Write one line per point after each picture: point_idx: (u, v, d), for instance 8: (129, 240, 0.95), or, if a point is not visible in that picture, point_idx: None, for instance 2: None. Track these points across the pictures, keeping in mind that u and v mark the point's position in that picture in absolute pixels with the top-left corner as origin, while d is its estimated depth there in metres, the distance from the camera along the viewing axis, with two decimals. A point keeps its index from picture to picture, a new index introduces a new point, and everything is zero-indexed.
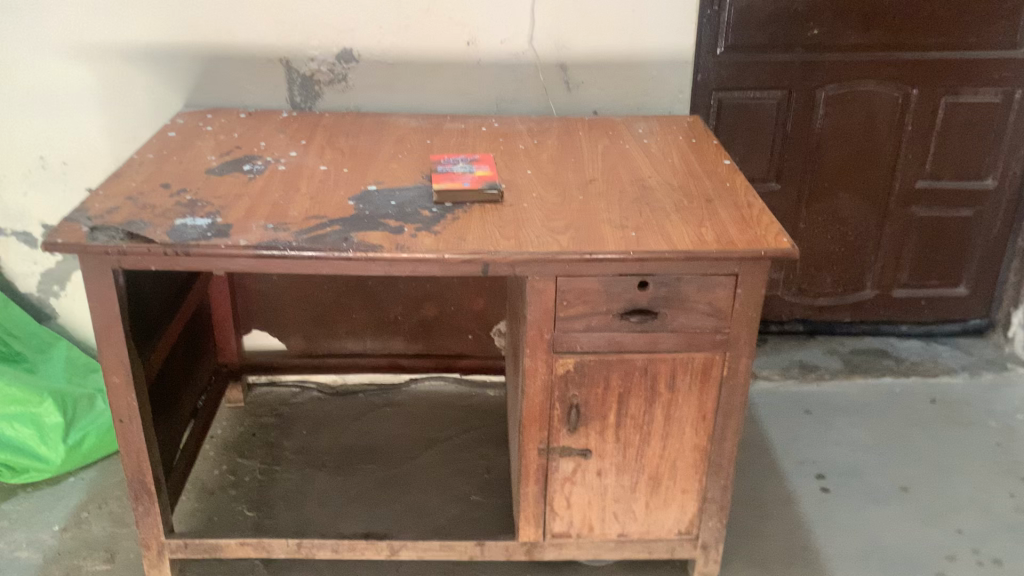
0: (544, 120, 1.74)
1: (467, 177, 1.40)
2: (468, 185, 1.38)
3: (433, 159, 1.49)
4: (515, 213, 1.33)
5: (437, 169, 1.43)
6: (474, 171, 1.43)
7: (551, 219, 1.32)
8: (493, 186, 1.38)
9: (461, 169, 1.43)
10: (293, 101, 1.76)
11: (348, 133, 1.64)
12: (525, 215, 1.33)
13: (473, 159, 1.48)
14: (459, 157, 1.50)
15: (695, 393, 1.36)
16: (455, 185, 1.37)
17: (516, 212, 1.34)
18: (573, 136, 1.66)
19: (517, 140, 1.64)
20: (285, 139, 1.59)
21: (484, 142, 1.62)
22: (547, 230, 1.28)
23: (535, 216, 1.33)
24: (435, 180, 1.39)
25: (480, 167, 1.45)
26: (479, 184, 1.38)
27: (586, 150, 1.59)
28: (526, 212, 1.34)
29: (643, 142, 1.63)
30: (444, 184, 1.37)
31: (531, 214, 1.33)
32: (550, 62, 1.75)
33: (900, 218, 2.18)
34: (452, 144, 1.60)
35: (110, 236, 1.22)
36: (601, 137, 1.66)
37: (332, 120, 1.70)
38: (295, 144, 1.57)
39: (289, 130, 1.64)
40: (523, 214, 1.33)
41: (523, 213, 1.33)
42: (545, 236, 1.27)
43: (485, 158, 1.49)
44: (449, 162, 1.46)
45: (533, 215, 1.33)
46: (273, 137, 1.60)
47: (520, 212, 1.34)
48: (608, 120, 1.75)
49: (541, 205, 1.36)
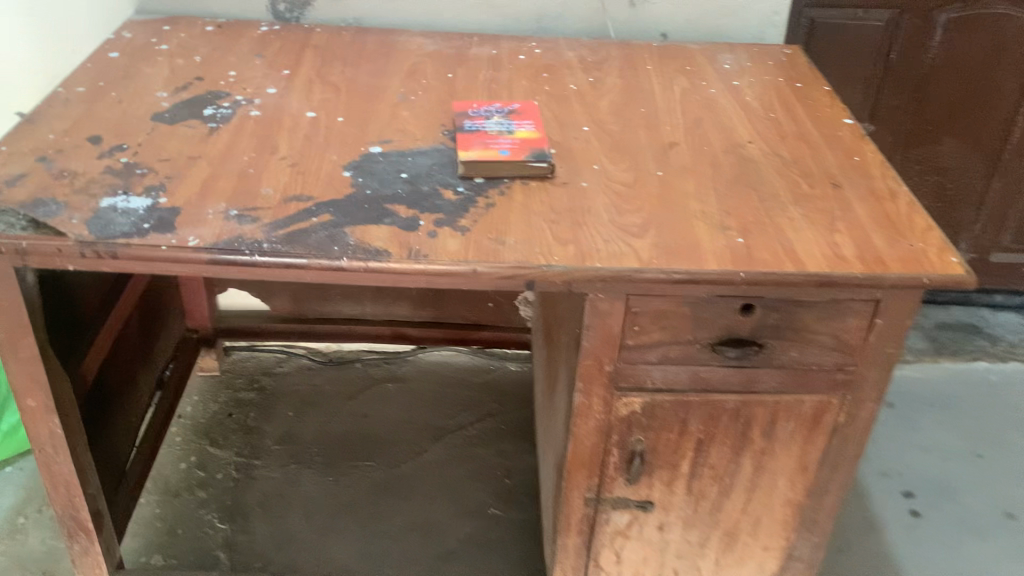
0: (598, 46, 1.34)
1: (505, 143, 1.02)
2: (505, 156, 1.00)
3: (458, 106, 1.12)
4: (573, 198, 0.97)
5: (464, 127, 1.05)
6: (514, 132, 1.05)
7: (623, 210, 0.96)
8: (541, 157, 1.01)
9: (496, 128, 1.05)
10: (274, 10, 1.37)
11: (346, 59, 1.25)
12: (586, 201, 0.97)
13: (512, 110, 1.10)
14: (493, 104, 1.11)
15: (796, 442, 1.04)
16: (487, 155, 1.00)
17: (574, 195, 0.98)
18: (639, 71, 1.27)
19: (565, 74, 1.25)
20: (262, 68, 1.21)
21: (524, 79, 1.23)
22: (619, 229, 0.93)
23: (600, 204, 0.96)
24: (461, 145, 1.02)
25: (522, 125, 1.06)
26: (521, 156, 1.00)
27: (658, 94, 1.21)
28: (587, 197, 0.98)
29: (732, 85, 1.24)
30: (473, 152, 1.00)
31: (594, 202, 0.97)
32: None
33: (1012, 171, 1.80)
34: (481, 80, 1.22)
35: (6, 224, 0.86)
36: (675, 74, 1.27)
37: (324, 40, 1.31)
38: (276, 75, 1.19)
39: (268, 53, 1.25)
40: (585, 200, 0.97)
41: (584, 200, 0.97)
42: (618, 237, 0.91)
43: (528, 109, 1.11)
44: (480, 116, 1.08)
45: (597, 202, 0.97)
46: (246, 64, 1.22)
47: (579, 197, 0.98)
48: (681, 49, 1.36)
49: (607, 184, 1.00)
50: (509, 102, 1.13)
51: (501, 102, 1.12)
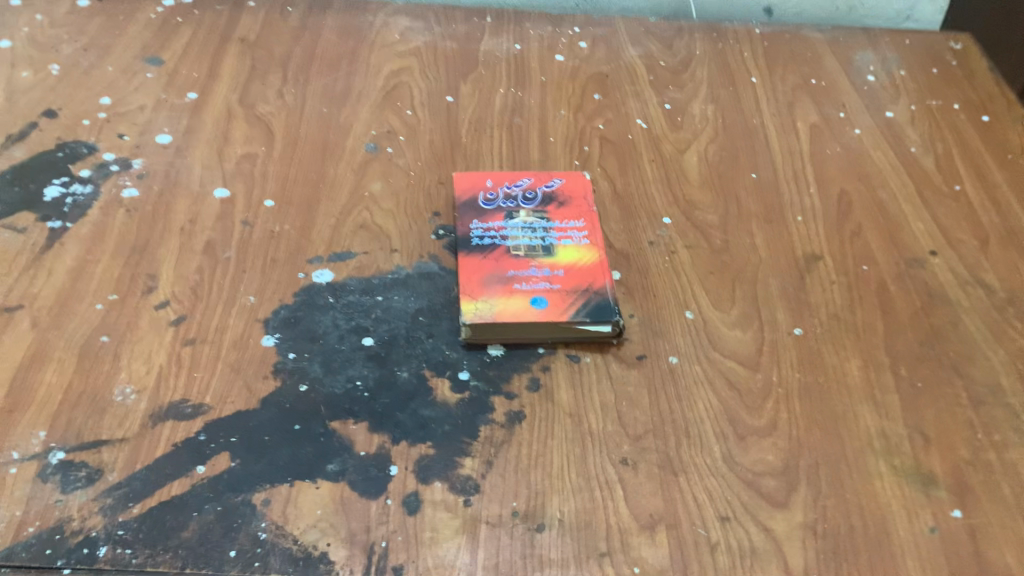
0: (671, 35, 0.89)
1: (540, 282, 0.61)
2: (541, 313, 0.58)
3: (463, 180, 0.68)
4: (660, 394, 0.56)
5: (471, 242, 0.63)
6: (555, 256, 0.63)
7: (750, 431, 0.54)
8: (602, 310, 0.59)
9: (524, 245, 0.63)
10: None
11: (289, 67, 0.81)
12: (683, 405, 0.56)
13: (548, 197, 0.67)
14: (519, 181, 0.69)
15: None
16: (510, 311, 0.58)
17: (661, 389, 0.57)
18: (740, 88, 0.83)
19: (628, 96, 0.81)
20: (155, 90, 0.77)
21: (564, 106, 0.80)
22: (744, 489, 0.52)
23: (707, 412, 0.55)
24: (465, 288, 0.60)
25: (566, 237, 0.64)
26: (567, 313, 0.58)
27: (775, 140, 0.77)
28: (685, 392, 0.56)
29: (886, 117, 0.81)
30: (486, 305, 0.59)
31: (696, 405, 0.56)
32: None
33: None
34: (499, 111, 0.79)
35: None
36: (795, 94, 0.83)
37: (258, 25, 0.86)
38: (174, 105, 0.76)
39: (169, 56, 0.81)
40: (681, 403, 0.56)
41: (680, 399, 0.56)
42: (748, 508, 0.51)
43: (575, 195, 0.68)
44: (496, 215, 0.66)
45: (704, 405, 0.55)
46: (131, 83, 0.78)
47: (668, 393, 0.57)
48: (797, 40, 0.90)
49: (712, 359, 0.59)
50: (544, 173, 0.70)
51: (531, 174, 0.69)
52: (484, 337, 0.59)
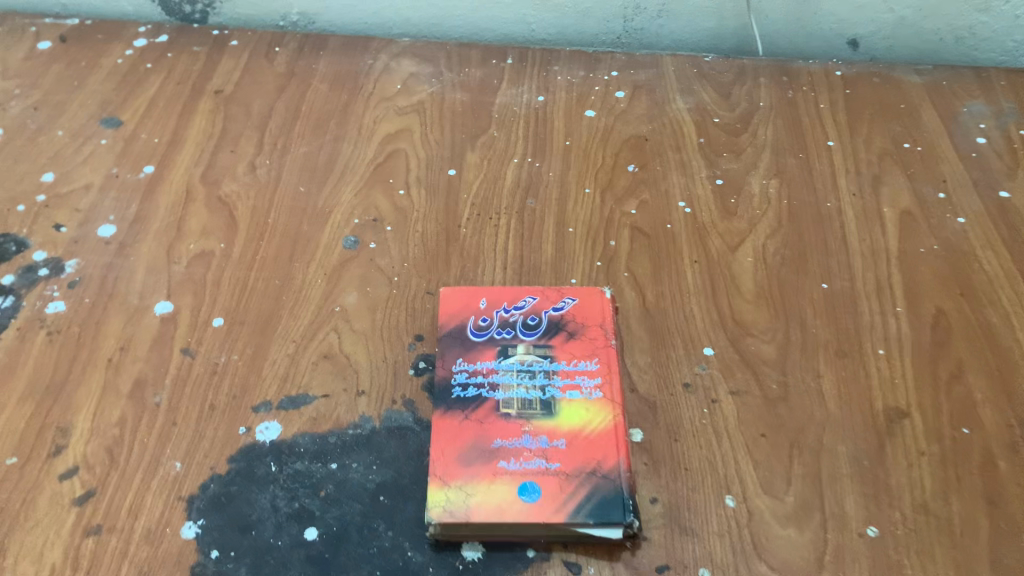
0: (730, 81, 0.73)
1: (533, 458, 0.47)
2: (529, 509, 0.45)
3: (450, 298, 0.55)
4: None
5: (451, 392, 0.50)
6: (556, 418, 0.49)
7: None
8: (611, 505, 0.45)
9: (518, 400, 0.50)
10: None
11: (266, 130, 0.69)
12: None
13: (556, 326, 0.54)
14: (520, 302, 0.55)
15: None
16: (490, 506, 0.45)
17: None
18: (812, 155, 0.67)
19: (671, 167, 0.66)
20: (106, 162, 0.66)
21: (590, 180, 0.65)
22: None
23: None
24: (435, 466, 0.47)
25: (573, 388, 0.51)
26: (564, 510, 0.45)
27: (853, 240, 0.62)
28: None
29: (1000, 199, 0.64)
30: (460, 494, 0.46)
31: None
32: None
33: None
34: (511, 189, 0.64)
35: None
36: (882, 164, 0.66)
37: (237, 74, 0.73)
38: (125, 183, 0.64)
39: (130, 115, 0.69)
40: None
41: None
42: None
43: (590, 322, 0.54)
44: (487, 353, 0.52)
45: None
46: (81, 152, 0.66)
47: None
48: (888, 83, 0.73)
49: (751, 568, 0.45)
50: (553, 289, 0.56)
51: (537, 291, 0.56)
52: (456, 535, 0.46)
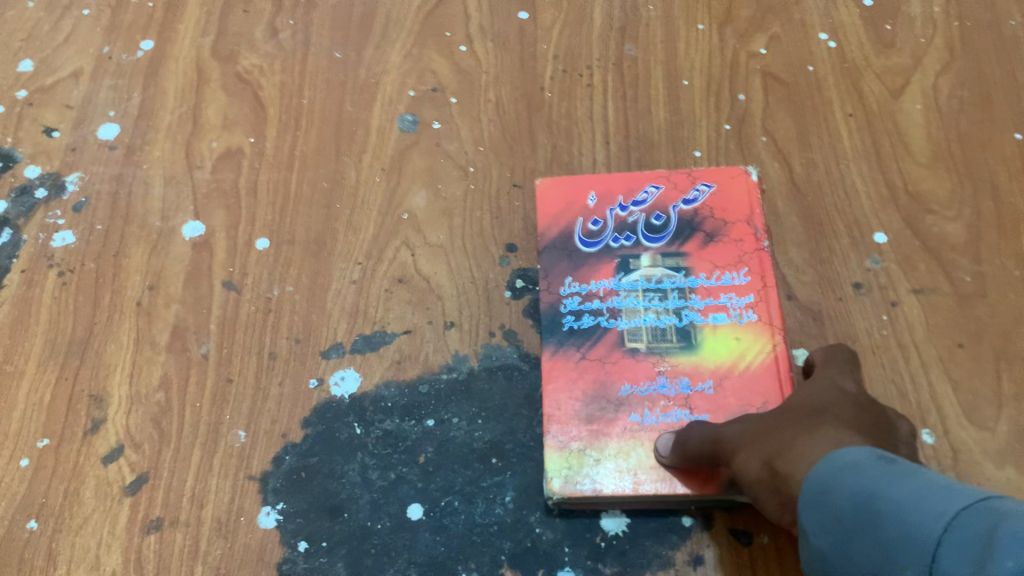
0: None
1: (672, 408, 0.38)
2: (672, 476, 0.36)
3: (548, 194, 0.43)
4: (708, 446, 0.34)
5: (562, 325, 0.40)
6: (700, 353, 0.39)
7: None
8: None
9: (647, 331, 0.39)
10: None
11: None
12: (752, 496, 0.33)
13: (689, 226, 0.42)
14: (638, 194, 0.43)
15: None
16: (627, 475, 0.36)
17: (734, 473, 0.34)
18: None
19: None
20: (94, 39, 0.53)
21: (701, 14, 0.51)
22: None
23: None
24: (552, 424, 0.38)
25: (718, 311, 0.39)
26: (720, 475, 0.35)
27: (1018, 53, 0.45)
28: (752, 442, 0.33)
29: None
30: (588, 461, 0.37)
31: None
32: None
33: None
34: (602, 33, 0.51)
35: None
36: None
37: None
38: (121, 66, 0.52)
39: None
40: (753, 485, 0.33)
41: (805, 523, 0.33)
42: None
43: (733, 217, 0.42)
44: (603, 270, 0.41)
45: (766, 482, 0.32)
46: (60, 29, 0.53)
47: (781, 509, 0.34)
48: None
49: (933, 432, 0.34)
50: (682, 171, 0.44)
51: (661, 177, 0.43)
52: (585, 507, 0.37)
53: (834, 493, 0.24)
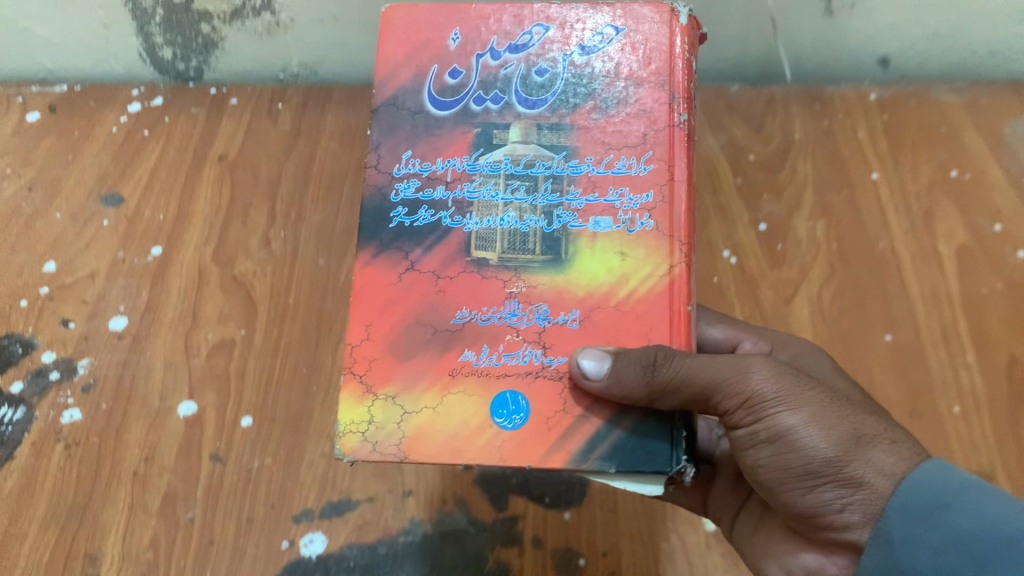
0: (761, 111, 0.69)
1: (517, 350, 0.38)
2: (506, 442, 0.37)
3: (395, 16, 0.42)
4: (700, 378, 0.36)
5: (389, 223, 0.40)
6: (570, 269, 0.39)
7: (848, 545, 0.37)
8: (648, 446, 0.37)
9: (500, 237, 0.39)
10: (153, 58, 0.74)
11: (277, 197, 0.65)
12: (767, 432, 0.37)
13: (582, 82, 0.41)
14: (521, 34, 0.42)
15: None
16: (440, 436, 0.37)
17: (697, 403, 0.37)
18: (857, 191, 0.64)
19: (710, 212, 0.63)
20: (111, 245, 0.62)
21: None
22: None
23: (797, 486, 0.37)
24: (361, 371, 0.38)
25: (605, 213, 0.39)
26: (564, 451, 0.37)
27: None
28: (764, 383, 0.37)
29: None
30: (393, 420, 0.38)
31: (772, 486, 0.38)
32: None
33: None
34: None
35: None
36: (931, 197, 0.64)
37: (239, 136, 0.69)
38: (133, 267, 0.60)
39: (131, 190, 0.65)
40: (754, 416, 0.37)
41: (762, 458, 0.38)
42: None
43: (648, 79, 0.41)
44: (460, 143, 0.41)
45: (807, 450, 0.36)
46: (83, 235, 0.62)
47: (750, 446, 0.38)
48: (926, 105, 0.71)
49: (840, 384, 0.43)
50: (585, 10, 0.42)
51: (553, 15, 0.42)
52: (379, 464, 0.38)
53: (948, 519, 0.34)
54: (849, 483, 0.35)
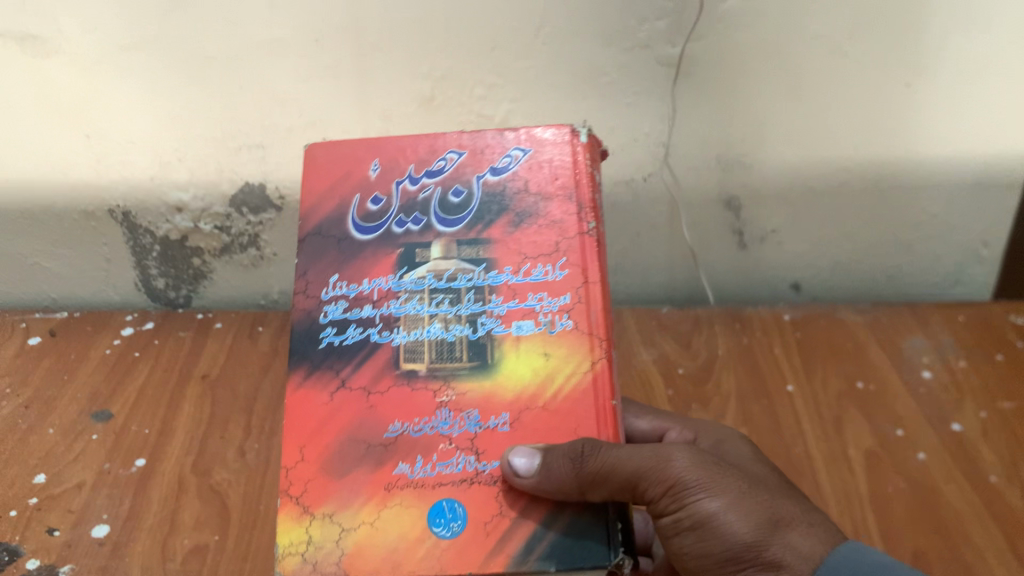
0: (687, 332, 0.79)
1: (450, 458, 0.46)
2: (443, 547, 0.44)
3: (317, 154, 0.53)
4: (625, 469, 0.44)
5: (320, 343, 0.49)
6: (496, 374, 0.48)
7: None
8: (584, 549, 0.43)
9: (428, 350, 0.48)
10: (148, 287, 0.84)
11: (253, 412, 0.72)
12: (690, 517, 0.45)
13: (495, 204, 0.51)
14: (436, 162, 0.52)
15: None
16: (381, 550, 0.44)
17: (625, 491, 0.44)
18: (775, 401, 0.72)
19: None
20: (98, 458, 0.67)
21: None
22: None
23: (718, 565, 0.46)
24: (297, 493, 0.46)
25: (526, 316, 0.49)
26: (505, 556, 0.43)
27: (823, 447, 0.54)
28: (682, 472, 0.45)
29: (954, 436, 0.69)
30: (330, 539, 0.45)
31: (694, 560, 0.47)
32: (696, 148, 0.78)
33: None
34: None
35: None
36: (841, 406, 0.72)
37: (221, 357, 0.78)
38: (117, 478, 0.66)
39: (120, 406, 0.72)
40: (676, 500, 0.45)
41: (686, 537, 0.46)
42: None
43: (552, 193, 0.51)
44: (386, 263, 0.50)
45: (727, 535, 0.45)
46: (73, 449, 0.68)
47: (673, 526, 0.46)
48: (832, 324, 0.81)
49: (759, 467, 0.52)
50: (495, 141, 0.53)
51: (465, 143, 0.52)
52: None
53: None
54: (770, 564, 0.44)
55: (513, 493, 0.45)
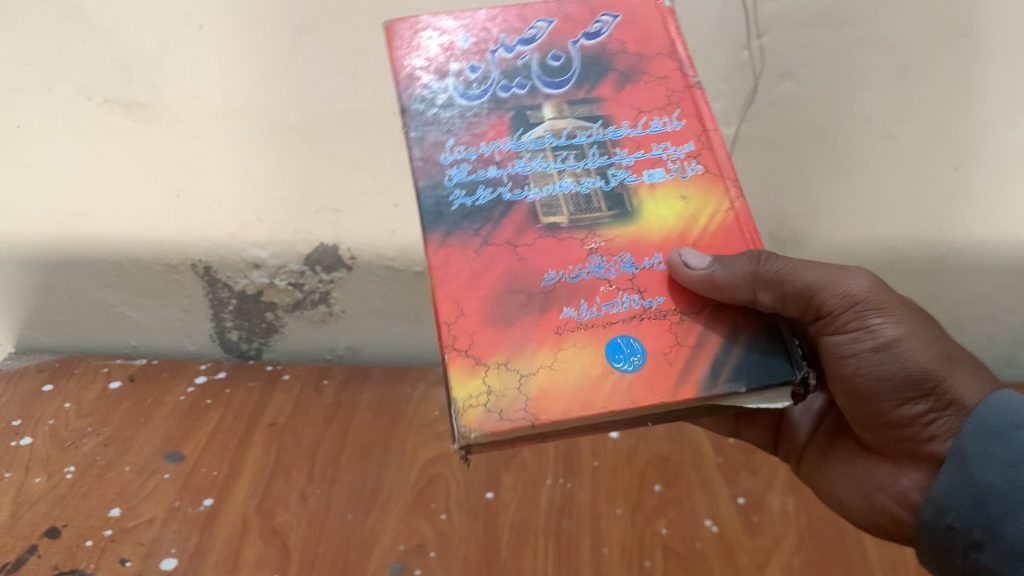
0: None
1: (608, 300, 0.50)
2: (631, 384, 0.47)
3: (401, 37, 0.56)
4: (802, 276, 0.50)
5: (452, 207, 0.52)
6: (638, 219, 0.52)
7: (924, 453, 0.52)
8: (767, 366, 0.48)
9: (567, 202, 0.52)
10: (222, 339, 0.89)
11: (316, 459, 0.75)
12: (872, 336, 0.50)
13: (599, 67, 0.56)
14: (529, 29, 0.57)
15: None
16: (566, 389, 0.47)
17: (806, 298, 0.50)
18: None
19: (695, 487, 0.73)
20: (168, 495, 0.71)
21: (620, 501, 0.71)
22: (948, 530, 0.50)
23: (893, 388, 0.50)
24: (466, 347, 0.48)
25: (656, 166, 0.54)
26: (695, 382, 0.47)
27: (898, 463, 0.54)
28: (862, 292, 0.51)
29: None
30: (511, 387, 0.47)
31: (867, 380, 0.51)
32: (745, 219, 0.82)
33: None
34: (546, 513, 0.70)
35: None
36: None
37: (288, 407, 0.82)
38: (186, 515, 0.69)
39: (190, 449, 0.76)
40: (852, 317, 0.51)
41: (862, 357, 0.51)
42: (974, 562, 0.48)
43: (649, 53, 0.57)
44: (501, 122, 0.54)
45: (908, 358, 0.50)
46: (145, 486, 0.72)
47: (849, 343, 0.51)
48: None
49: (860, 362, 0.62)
50: (584, 10, 0.58)
51: (552, 14, 0.58)
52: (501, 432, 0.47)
53: (1018, 437, 0.47)
54: (943, 390, 0.49)
55: (687, 329, 0.49)
